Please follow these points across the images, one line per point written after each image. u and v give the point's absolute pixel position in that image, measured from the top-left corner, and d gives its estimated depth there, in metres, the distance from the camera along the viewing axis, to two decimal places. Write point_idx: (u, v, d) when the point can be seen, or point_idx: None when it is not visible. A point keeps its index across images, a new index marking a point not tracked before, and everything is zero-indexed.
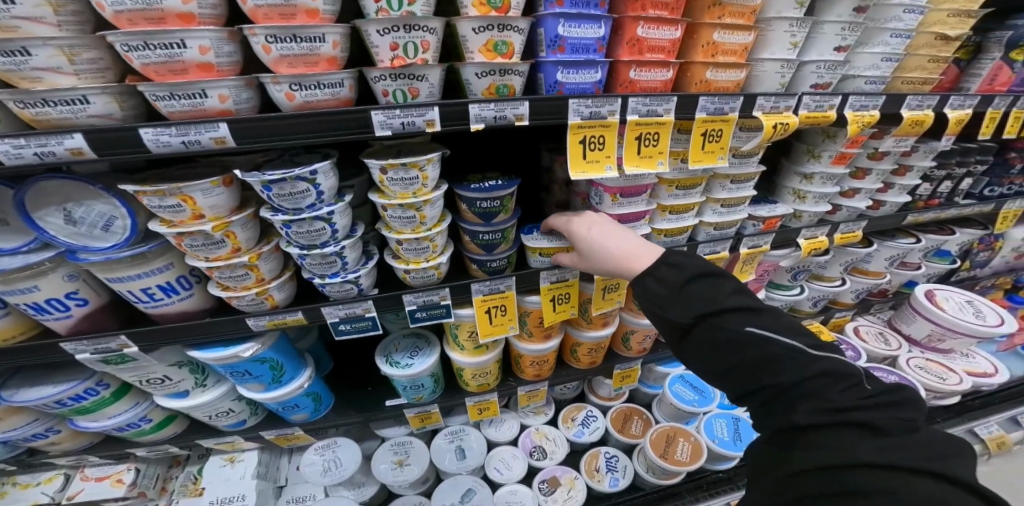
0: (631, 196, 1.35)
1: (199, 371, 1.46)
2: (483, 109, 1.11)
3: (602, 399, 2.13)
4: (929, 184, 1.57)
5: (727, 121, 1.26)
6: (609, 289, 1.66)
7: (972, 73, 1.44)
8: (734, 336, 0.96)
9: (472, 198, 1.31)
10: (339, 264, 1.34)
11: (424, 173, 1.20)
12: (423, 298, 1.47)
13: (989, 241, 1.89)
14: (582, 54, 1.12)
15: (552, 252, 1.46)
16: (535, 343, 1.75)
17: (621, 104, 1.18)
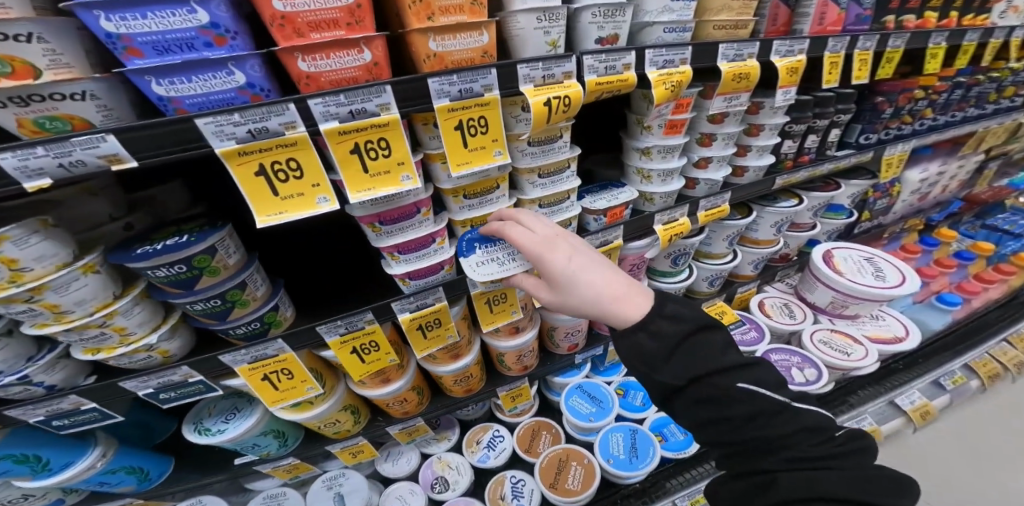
0: (398, 220, 0.65)
1: (32, 460, 0.65)
2: (24, 155, 0.40)
3: (512, 418, 1.20)
4: (784, 144, 0.86)
5: (677, 75, 0.65)
6: (492, 301, 0.82)
7: (800, 13, 0.76)
8: (724, 393, 0.56)
9: (139, 267, 0.52)
10: (120, 336, 0.57)
11: (4, 257, 0.44)
12: (159, 382, 0.64)
13: (887, 185, 1.22)
14: (181, 58, 0.42)
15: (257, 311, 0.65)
16: (445, 360, 0.90)
17: (497, 71, 0.58)
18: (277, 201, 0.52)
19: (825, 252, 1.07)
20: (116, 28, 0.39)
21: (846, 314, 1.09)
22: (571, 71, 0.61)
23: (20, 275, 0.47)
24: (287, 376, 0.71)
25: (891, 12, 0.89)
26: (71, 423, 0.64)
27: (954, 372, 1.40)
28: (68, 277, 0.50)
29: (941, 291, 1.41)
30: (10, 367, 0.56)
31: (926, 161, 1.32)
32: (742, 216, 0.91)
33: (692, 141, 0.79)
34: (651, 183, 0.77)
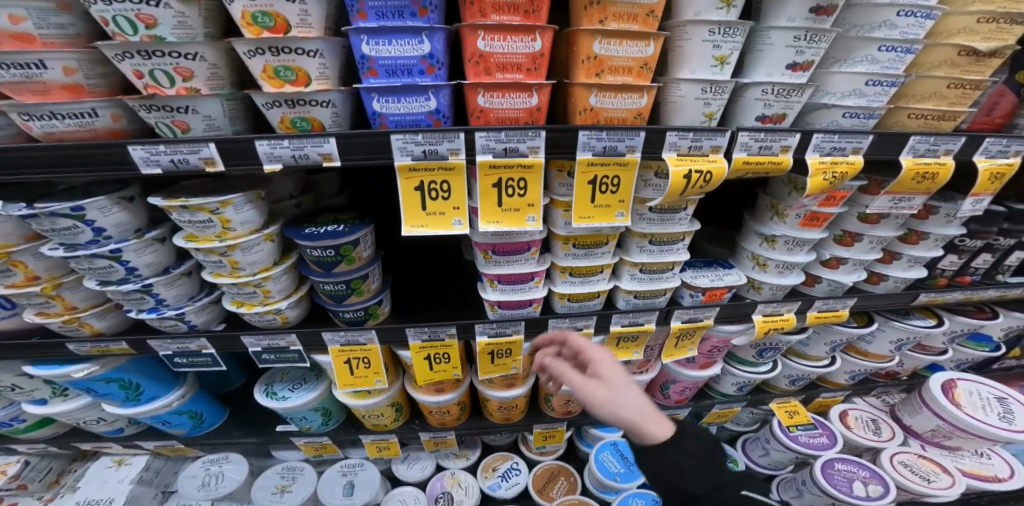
0: (509, 253, 0.66)
1: (133, 387, 0.82)
2: (274, 144, 0.51)
3: (535, 456, 1.17)
4: (945, 258, 0.84)
5: (843, 166, 0.64)
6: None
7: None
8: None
9: (303, 245, 0.59)
10: (264, 295, 0.64)
11: (223, 217, 0.54)
12: (268, 343, 0.71)
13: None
14: (402, 81, 0.50)
15: (353, 308, 0.68)
16: (499, 387, 0.90)
17: (646, 135, 0.58)
18: (423, 215, 0.56)
19: (948, 381, 0.99)
20: (369, 51, 0.48)
21: (944, 445, 1.00)
22: (721, 146, 0.61)
23: (227, 232, 0.55)
24: (364, 365, 0.75)
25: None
26: (187, 362, 0.73)
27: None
28: (254, 241, 0.58)
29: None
30: (177, 301, 0.67)
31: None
32: (859, 326, 0.90)
33: (828, 238, 0.78)
34: (766, 272, 0.77)
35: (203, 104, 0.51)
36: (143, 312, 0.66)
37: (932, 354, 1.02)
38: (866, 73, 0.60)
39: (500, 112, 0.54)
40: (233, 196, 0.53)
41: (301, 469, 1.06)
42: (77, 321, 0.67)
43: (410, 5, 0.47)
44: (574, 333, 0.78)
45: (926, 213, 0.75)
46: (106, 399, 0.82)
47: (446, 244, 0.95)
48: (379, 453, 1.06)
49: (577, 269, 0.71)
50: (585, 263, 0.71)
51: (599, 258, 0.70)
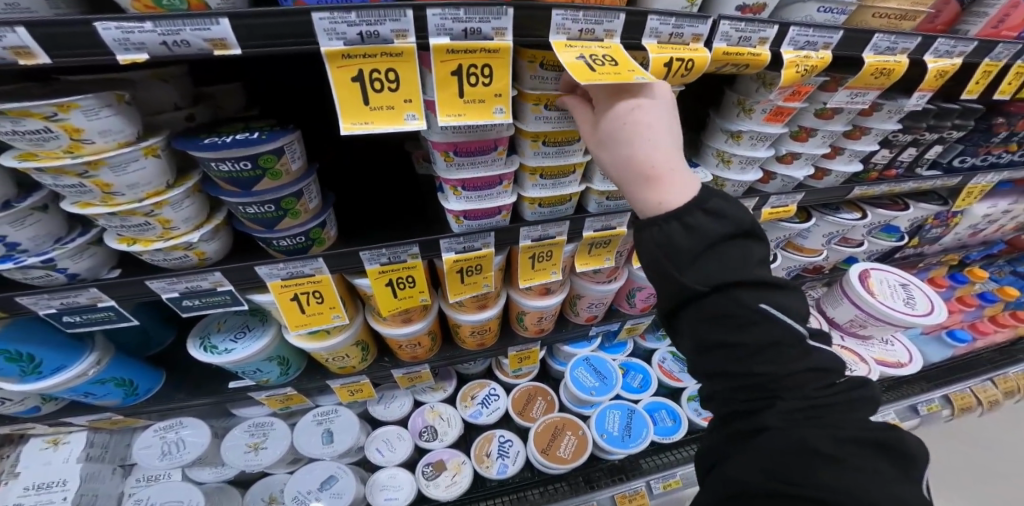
0: (476, 156, 0.59)
1: (27, 359, 0.69)
2: (127, 26, 0.36)
3: (511, 379, 1.20)
4: (878, 153, 0.81)
5: (814, 60, 0.59)
6: (536, 258, 0.78)
7: (971, 12, 0.66)
8: (745, 312, 0.43)
9: (203, 158, 0.46)
10: (163, 228, 0.50)
11: (67, 124, 0.38)
12: (187, 286, 0.58)
13: (948, 214, 1.08)
14: None
15: (287, 233, 0.58)
16: (470, 309, 0.87)
17: (626, 16, 0.51)
18: (366, 111, 0.46)
19: (864, 271, 1.10)
20: None
21: (858, 334, 1.15)
22: (702, 34, 0.55)
23: (79, 145, 0.40)
24: (317, 300, 0.68)
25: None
26: (83, 321, 0.58)
27: (932, 399, 1.30)
28: (129, 158, 0.43)
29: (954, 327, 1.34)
30: (39, 246, 0.49)
31: (998, 197, 1.12)
32: (801, 222, 0.92)
33: (784, 134, 0.75)
34: (729, 169, 0.76)
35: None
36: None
37: (852, 246, 1.07)
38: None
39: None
40: (78, 96, 0.37)
41: (271, 423, 1.03)
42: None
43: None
44: (545, 243, 0.75)
45: (871, 110, 0.72)
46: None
47: (398, 155, 0.85)
48: (353, 395, 1.05)
49: (550, 172, 0.66)
50: (563, 166, 0.66)
51: (572, 156, 0.64)
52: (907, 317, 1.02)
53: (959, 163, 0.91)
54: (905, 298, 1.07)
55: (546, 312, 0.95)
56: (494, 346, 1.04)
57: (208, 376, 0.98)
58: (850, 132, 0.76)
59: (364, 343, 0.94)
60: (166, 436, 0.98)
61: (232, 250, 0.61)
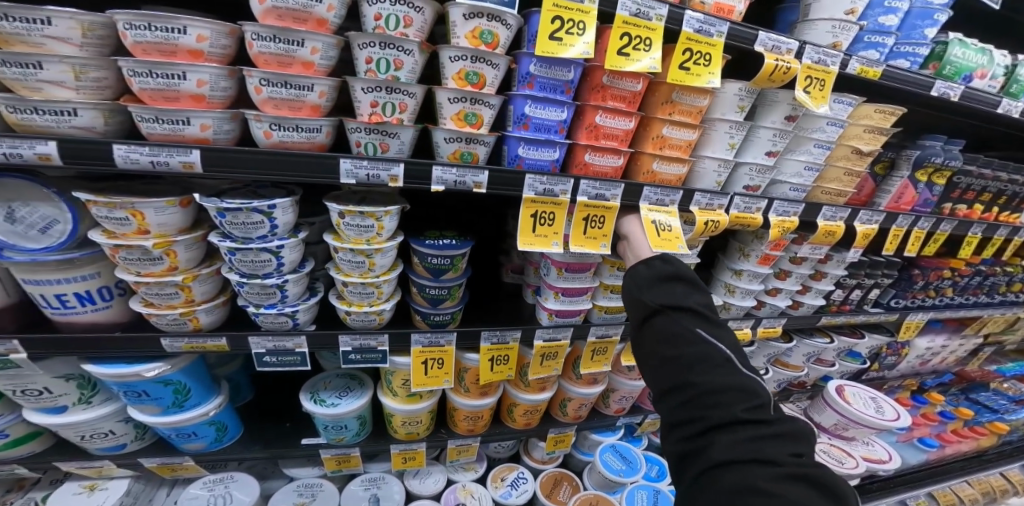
0: (578, 273, 0.86)
1: (183, 393, 0.83)
2: (444, 170, 0.64)
3: (539, 464, 1.32)
4: (835, 291, 1.13)
5: (787, 223, 0.89)
6: (596, 351, 1.00)
7: (882, 190, 1.02)
8: (684, 331, 0.60)
9: (424, 252, 0.73)
10: (376, 296, 0.73)
11: (382, 223, 0.64)
12: (358, 343, 0.78)
13: (897, 345, 1.36)
14: (544, 136, 0.68)
15: (438, 314, 0.80)
16: (532, 390, 1.05)
17: (684, 194, 0.82)
18: (531, 235, 0.75)
19: (837, 385, 1.26)
20: (529, 111, 0.66)
21: (844, 435, 1.25)
22: (724, 205, 0.85)
23: (376, 237, 0.65)
24: (438, 366, 0.87)
25: (948, 201, 1.06)
26: (275, 362, 0.74)
27: (920, 495, 1.40)
28: (393, 247, 0.67)
29: (923, 437, 1.46)
30: (294, 299, 0.68)
31: (936, 333, 1.43)
32: (785, 341, 1.18)
33: (770, 273, 1.05)
34: (733, 296, 1.04)
35: (404, 132, 0.61)
36: (262, 307, 0.66)
37: (827, 367, 1.28)
38: (804, 161, 0.87)
39: (591, 168, 0.75)
40: (395, 207, 0.63)
41: (320, 485, 1.12)
42: (189, 316, 0.63)
43: (562, 85, 0.66)
44: (606, 340, 0.98)
45: (826, 260, 1.04)
46: (149, 403, 0.81)
47: (493, 265, 1.10)
48: (403, 463, 1.14)
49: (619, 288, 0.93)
50: None
51: None
52: (883, 422, 1.15)
53: (895, 302, 1.23)
54: (874, 408, 1.20)
55: (588, 399, 1.14)
56: (538, 429, 1.18)
57: (268, 436, 1.07)
58: (813, 275, 1.07)
59: (436, 412, 1.10)
60: (214, 490, 1.05)
61: (392, 320, 0.83)
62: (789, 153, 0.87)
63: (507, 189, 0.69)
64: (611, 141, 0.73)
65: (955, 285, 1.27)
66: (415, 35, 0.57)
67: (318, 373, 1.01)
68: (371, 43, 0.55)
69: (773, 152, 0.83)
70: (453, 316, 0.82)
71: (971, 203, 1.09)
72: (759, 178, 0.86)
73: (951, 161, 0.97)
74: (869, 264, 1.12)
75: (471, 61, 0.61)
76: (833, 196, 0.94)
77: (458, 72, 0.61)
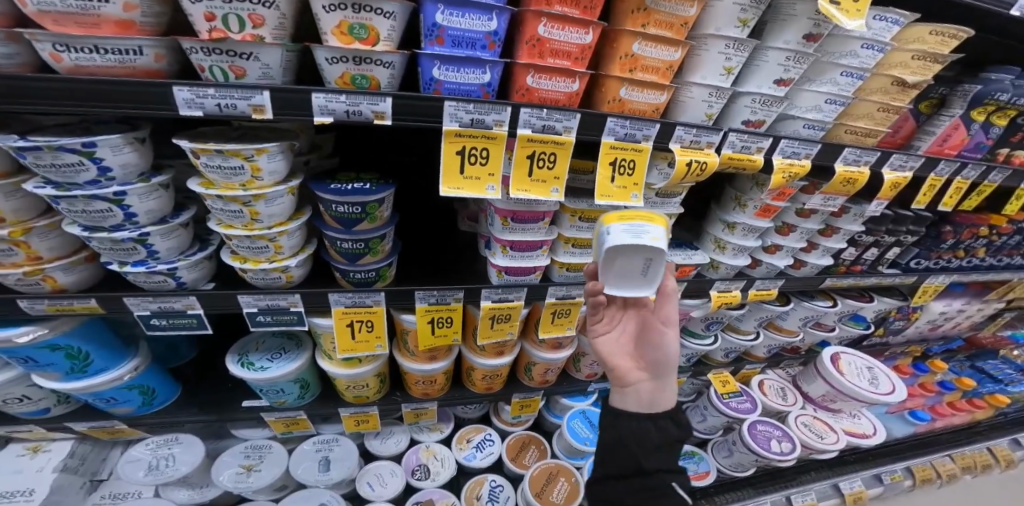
0: (527, 224, 0.72)
1: (81, 358, 0.72)
2: (330, 97, 0.47)
3: (507, 426, 1.24)
4: (845, 249, 0.97)
5: (796, 168, 0.71)
6: (557, 313, 0.88)
7: (925, 131, 0.85)
8: (663, 489, 0.65)
9: (328, 199, 0.58)
10: (273, 251, 0.59)
11: (255, 165, 0.47)
12: (266, 303, 0.67)
13: (908, 309, 1.23)
14: (465, 53, 0.51)
15: (359, 271, 0.68)
16: (489, 355, 0.94)
17: (661, 128, 0.64)
18: (459, 178, 0.60)
19: (833, 352, 1.14)
20: (442, 20, 0.49)
21: (831, 407, 1.16)
22: (714, 142, 0.66)
23: (252, 181, 0.49)
24: (367, 329, 0.77)
25: (1008, 145, 0.89)
26: (166, 325, 0.63)
27: (896, 470, 1.34)
28: (279, 193, 0.52)
29: (914, 409, 1.39)
30: (169, 254, 0.55)
31: (954, 297, 1.30)
32: (780, 305, 1.03)
33: (770, 228, 0.87)
34: (724, 253, 0.85)
35: (266, 53, 0.45)
36: (127, 266, 0.53)
37: (826, 331, 1.15)
38: (826, 93, 0.67)
39: (539, 93, 0.59)
40: (273, 145, 0.47)
41: (270, 447, 1.06)
42: (40, 274, 0.53)
43: None
44: (567, 301, 0.86)
45: (841, 212, 0.86)
46: (42, 368, 0.71)
47: (447, 213, 0.97)
48: (357, 427, 1.07)
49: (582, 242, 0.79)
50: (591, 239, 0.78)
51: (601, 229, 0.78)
52: (874, 396, 1.04)
53: (915, 262, 1.10)
54: (871, 382, 1.08)
55: (555, 365, 1.02)
56: (502, 394, 1.09)
57: (207, 397, 0.99)
58: (823, 230, 0.89)
59: (385, 379, 1.00)
60: (159, 452, 1.00)
61: (308, 274, 0.72)
62: (812, 77, 0.67)
63: (423, 123, 0.53)
64: (565, 59, 0.56)
65: (988, 245, 1.12)
66: None
67: (246, 335, 0.91)
68: None
69: (784, 81, 0.64)
70: (378, 271, 0.70)
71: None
72: (762, 111, 0.66)
73: (1020, 99, 0.78)
74: (891, 218, 0.94)
75: None
76: (857, 132, 0.75)
77: None
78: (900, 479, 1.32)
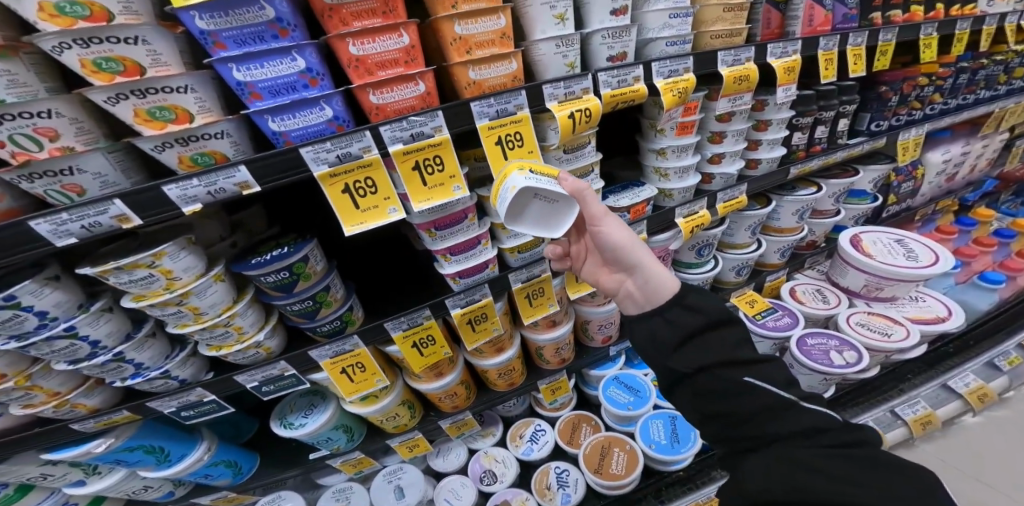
0: (451, 227, 0.74)
1: (158, 450, 0.87)
2: (183, 186, 0.49)
3: (552, 411, 1.25)
4: (792, 136, 0.87)
5: (683, 82, 0.68)
6: (531, 295, 0.88)
7: (790, 17, 0.77)
8: (730, 384, 0.55)
9: (255, 275, 0.64)
10: (236, 334, 0.67)
11: (162, 268, 0.54)
12: (263, 375, 0.75)
13: (908, 167, 1.08)
14: (289, 98, 0.53)
15: (322, 323, 0.75)
16: (490, 354, 0.96)
17: (526, 93, 0.64)
18: (358, 213, 0.63)
19: (853, 237, 1.00)
20: (244, 77, 0.49)
21: (883, 297, 1.00)
22: (589, 86, 0.66)
23: (172, 282, 0.56)
24: (361, 370, 0.83)
25: (877, 9, 0.83)
26: (195, 413, 0.75)
27: (1009, 351, 1.22)
28: (205, 284, 0.59)
29: (985, 270, 1.22)
30: (155, 362, 0.65)
31: (947, 144, 1.15)
32: (762, 207, 0.93)
33: (702, 140, 0.82)
34: (670, 180, 0.80)
35: (88, 160, 0.45)
36: (127, 380, 0.64)
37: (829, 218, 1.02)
38: (666, 8, 0.64)
39: (390, 109, 0.61)
40: (165, 247, 0.53)
41: (351, 487, 1.18)
42: (67, 404, 0.65)
43: (268, 27, 0.49)
44: (535, 282, 0.86)
45: (760, 105, 0.80)
46: (135, 465, 0.87)
47: (394, 240, 1.01)
48: (412, 452, 1.15)
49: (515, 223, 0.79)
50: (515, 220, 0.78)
51: None
52: (915, 271, 0.90)
53: (876, 127, 0.96)
54: (909, 256, 0.95)
55: (562, 342, 1.02)
56: (524, 385, 1.11)
57: (281, 459, 1.13)
58: (752, 127, 0.82)
59: (411, 404, 1.06)
60: None
61: (287, 339, 0.80)
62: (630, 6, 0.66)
63: (289, 177, 0.56)
64: (394, 69, 0.58)
65: (941, 89, 1.01)
66: None
67: (280, 402, 1.02)
68: None
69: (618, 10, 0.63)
70: (342, 316, 0.76)
71: (905, 7, 0.87)
72: (613, 46, 0.65)
73: None
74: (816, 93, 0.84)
75: (84, 46, 0.40)
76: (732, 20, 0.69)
77: (78, 64, 0.41)
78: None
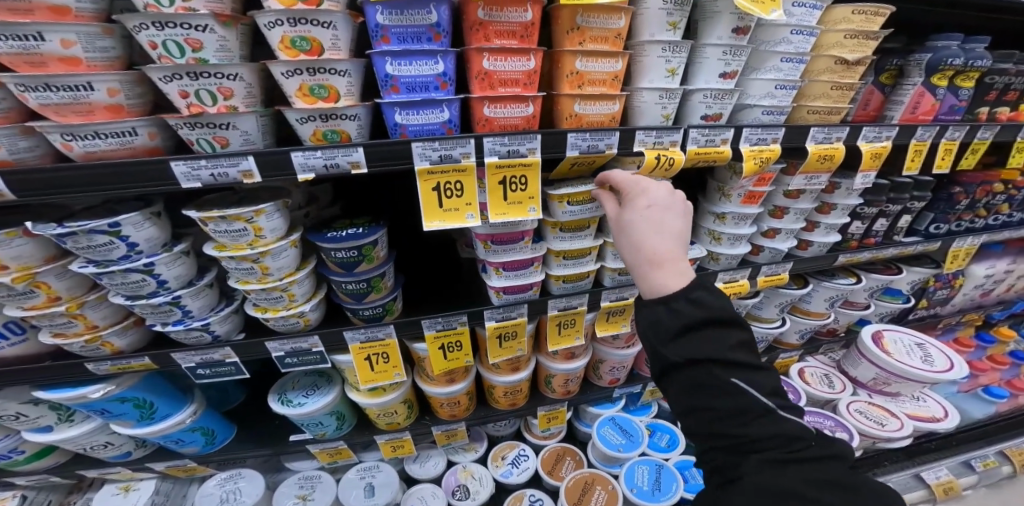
0: (507, 245, 0.76)
1: (148, 405, 0.83)
2: (308, 155, 0.52)
3: (540, 440, 1.25)
4: (852, 224, 0.96)
5: (767, 152, 0.74)
6: (562, 325, 0.91)
7: (892, 101, 0.86)
8: (716, 382, 0.49)
9: (327, 248, 0.65)
10: (288, 300, 0.67)
11: (256, 225, 0.55)
12: (291, 347, 0.75)
13: (948, 276, 1.19)
14: (420, 96, 0.56)
15: (368, 307, 0.75)
16: (505, 371, 0.98)
17: (619, 136, 0.68)
18: (439, 212, 0.65)
19: (875, 331, 1.08)
20: (392, 70, 0.54)
21: (887, 391, 1.08)
22: (677, 141, 0.71)
23: (258, 239, 0.56)
24: (383, 360, 0.82)
25: (985, 104, 0.90)
26: (211, 373, 0.73)
27: (987, 455, 1.30)
28: (283, 248, 0.59)
29: (989, 385, 1.33)
30: (201, 312, 0.64)
31: (996, 258, 1.24)
32: (799, 287, 1.01)
33: (764, 212, 0.89)
34: (721, 244, 0.87)
35: (242, 121, 0.50)
36: (168, 325, 0.63)
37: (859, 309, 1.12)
38: (774, 79, 0.71)
39: (495, 124, 0.64)
40: (267, 205, 0.54)
41: (320, 475, 1.12)
42: (99, 340, 0.63)
43: (426, 31, 0.53)
44: (568, 311, 0.89)
45: (831, 188, 0.88)
46: (117, 417, 0.83)
47: (445, 244, 1.03)
48: (394, 452, 1.12)
49: (569, 253, 0.82)
50: (566, 251, 0.81)
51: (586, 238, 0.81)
52: (931, 374, 0.98)
53: (935, 228, 1.07)
54: (924, 359, 1.02)
55: (573, 374, 1.04)
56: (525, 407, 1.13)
57: (264, 434, 1.09)
58: (818, 208, 0.91)
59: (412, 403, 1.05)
60: (227, 486, 1.07)
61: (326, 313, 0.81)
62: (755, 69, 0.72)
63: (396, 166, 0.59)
64: (512, 87, 0.61)
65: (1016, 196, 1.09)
66: (204, 6, 0.45)
67: (285, 375, 1.00)
68: (149, 26, 0.43)
69: (732, 70, 0.69)
70: (384, 305, 0.76)
71: (1013, 106, 0.94)
72: (715, 105, 0.71)
73: (976, 61, 0.79)
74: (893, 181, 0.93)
75: (291, 25, 0.46)
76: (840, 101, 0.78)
77: (282, 39, 0.46)
78: (996, 464, 1.28)
